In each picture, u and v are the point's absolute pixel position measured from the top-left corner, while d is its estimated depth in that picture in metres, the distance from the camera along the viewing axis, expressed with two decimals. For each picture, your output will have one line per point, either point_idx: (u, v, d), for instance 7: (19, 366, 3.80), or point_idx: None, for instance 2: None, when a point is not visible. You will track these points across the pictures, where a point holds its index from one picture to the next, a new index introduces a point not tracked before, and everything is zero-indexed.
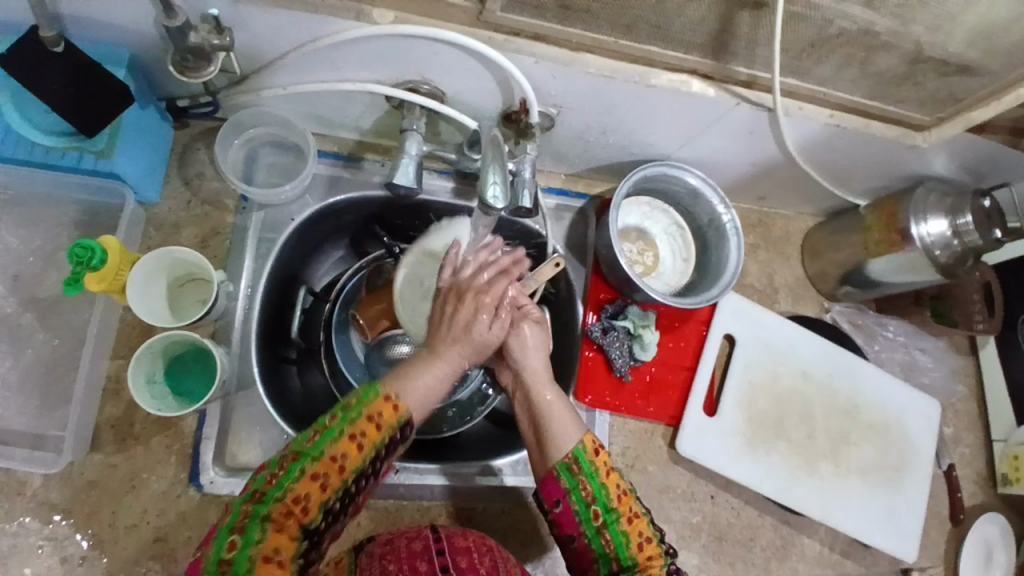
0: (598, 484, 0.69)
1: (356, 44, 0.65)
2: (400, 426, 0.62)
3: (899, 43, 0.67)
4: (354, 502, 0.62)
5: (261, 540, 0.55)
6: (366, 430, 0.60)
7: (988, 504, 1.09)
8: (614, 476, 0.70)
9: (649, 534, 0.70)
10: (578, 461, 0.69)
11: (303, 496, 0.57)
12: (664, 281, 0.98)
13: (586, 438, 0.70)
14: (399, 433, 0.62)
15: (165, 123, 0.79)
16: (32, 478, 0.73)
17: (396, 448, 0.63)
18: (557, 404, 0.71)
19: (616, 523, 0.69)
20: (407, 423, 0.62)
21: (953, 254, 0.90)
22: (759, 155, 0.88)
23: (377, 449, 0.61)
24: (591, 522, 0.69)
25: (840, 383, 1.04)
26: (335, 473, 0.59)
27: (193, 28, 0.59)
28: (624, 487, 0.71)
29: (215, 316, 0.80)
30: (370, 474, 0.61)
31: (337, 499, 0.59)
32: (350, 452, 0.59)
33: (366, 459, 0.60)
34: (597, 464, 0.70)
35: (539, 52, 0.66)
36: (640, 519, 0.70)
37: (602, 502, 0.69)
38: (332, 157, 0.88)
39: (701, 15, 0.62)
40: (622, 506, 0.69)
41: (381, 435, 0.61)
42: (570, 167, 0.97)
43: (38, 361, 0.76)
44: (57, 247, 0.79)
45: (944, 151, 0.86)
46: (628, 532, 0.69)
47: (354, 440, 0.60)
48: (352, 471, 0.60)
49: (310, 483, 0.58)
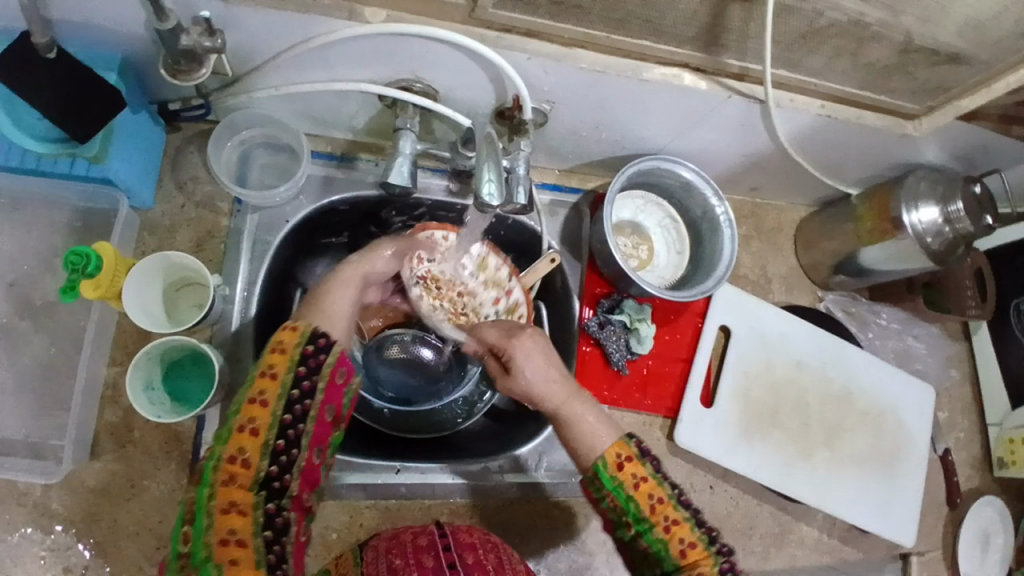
0: (625, 498, 0.66)
1: (348, 43, 0.65)
2: (308, 339, 0.63)
3: (889, 34, 0.67)
4: (304, 432, 0.62)
5: (214, 512, 0.56)
6: (273, 363, 0.61)
7: (983, 487, 1.10)
8: (645, 487, 0.66)
9: (692, 539, 0.64)
10: (599, 476, 0.67)
11: (236, 451, 0.58)
12: (658, 275, 0.98)
13: (606, 455, 0.67)
14: (310, 347, 0.63)
15: (157, 127, 0.79)
16: (34, 487, 0.73)
17: (319, 360, 0.63)
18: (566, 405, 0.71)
19: (651, 532, 0.65)
20: (316, 334, 0.64)
21: (945, 241, 0.90)
22: (751, 147, 0.89)
23: (293, 371, 0.61)
24: (627, 533, 0.67)
25: (835, 371, 1.05)
26: (260, 413, 0.60)
27: (185, 31, 0.59)
28: (659, 494, 0.66)
29: (213, 319, 0.80)
30: (301, 397, 0.61)
31: (274, 439, 0.60)
32: (267, 389, 0.60)
33: (286, 385, 0.61)
34: (621, 477, 0.66)
35: (531, 49, 0.66)
36: (680, 526, 0.65)
37: (632, 513, 0.66)
38: (326, 157, 0.88)
39: (693, 9, 0.62)
40: (656, 515, 0.65)
41: (289, 358, 0.62)
42: (564, 163, 0.97)
43: (37, 369, 0.76)
44: (50, 253, 0.79)
45: (935, 139, 0.86)
46: (666, 540, 0.65)
47: (266, 376, 0.61)
48: (277, 403, 0.60)
49: (239, 435, 0.59)
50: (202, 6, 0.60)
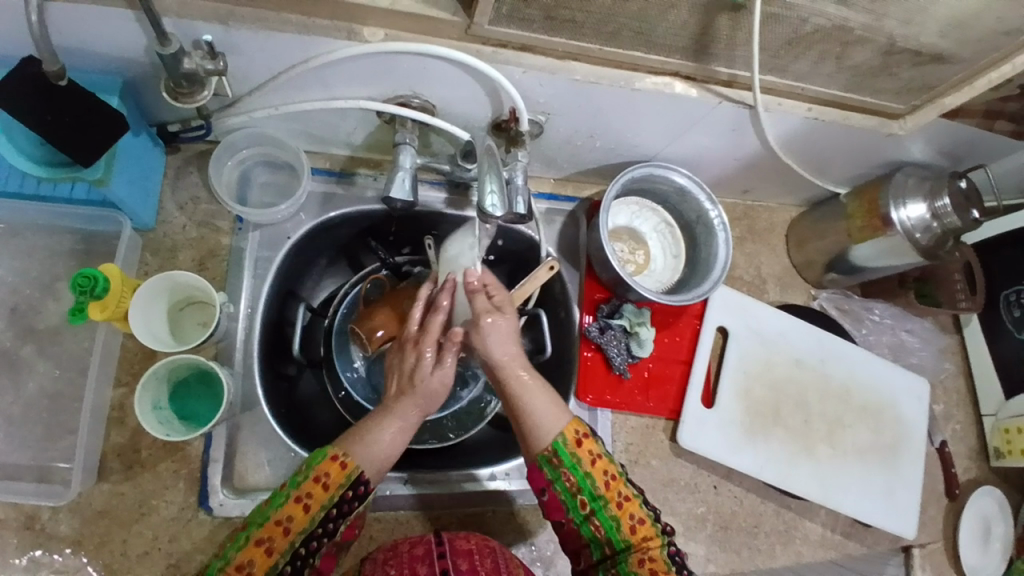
0: (581, 474, 0.70)
1: (347, 62, 0.66)
2: (351, 483, 0.65)
3: (873, 37, 0.69)
4: (310, 563, 0.64)
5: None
6: (312, 492, 0.63)
7: (983, 478, 1.12)
8: (600, 463, 0.71)
9: (640, 515, 0.70)
10: (558, 454, 0.70)
11: (246, 561, 0.60)
12: (656, 279, 1.00)
13: (563, 431, 0.70)
14: (351, 492, 0.65)
15: (157, 148, 0.80)
16: (42, 511, 0.73)
17: (350, 506, 0.65)
18: (535, 395, 0.70)
19: (605, 509, 0.70)
20: (360, 479, 0.65)
21: (933, 237, 0.93)
22: (742, 151, 0.91)
23: (324, 510, 0.64)
24: (579, 509, 0.71)
25: (831, 368, 1.06)
26: (280, 537, 0.62)
27: (186, 54, 0.60)
28: (612, 472, 0.71)
29: (218, 337, 0.80)
30: (320, 535, 0.64)
31: (284, 564, 0.62)
32: (295, 516, 0.63)
33: (313, 521, 0.63)
34: (580, 454, 0.70)
35: (526, 63, 0.68)
36: (630, 502, 0.71)
37: (588, 490, 0.70)
38: (325, 173, 0.89)
39: (682, 20, 0.64)
40: (610, 491, 0.70)
41: (327, 495, 0.64)
42: (559, 172, 0.99)
43: (42, 392, 0.76)
44: (52, 276, 0.79)
45: (921, 137, 0.89)
46: (618, 514, 0.70)
47: (299, 502, 0.63)
48: (299, 534, 0.63)
49: (252, 548, 0.60)
50: (203, 30, 0.61)
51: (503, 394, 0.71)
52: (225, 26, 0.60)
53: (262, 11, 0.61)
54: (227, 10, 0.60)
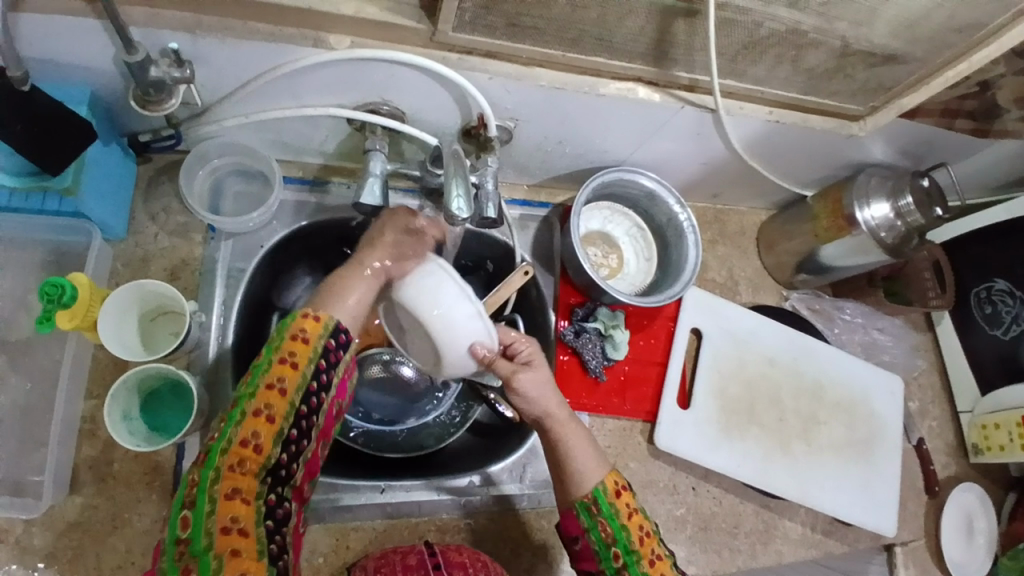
0: (618, 526, 0.71)
1: (315, 70, 0.68)
2: (330, 333, 0.65)
3: (826, 40, 0.72)
4: (315, 424, 0.64)
5: (218, 493, 0.57)
6: (294, 350, 0.62)
7: (959, 473, 1.14)
8: (636, 519, 0.72)
9: (671, 575, 0.71)
10: (598, 503, 0.71)
11: (250, 436, 0.60)
12: (629, 282, 1.01)
13: (604, 480, 0.72)
14: (331, 342, 0.65)
15: (128, 159, 0.81)
16: (14, 525, 0.72)
17: (337, 356, 0.65)
18: (579, 441, 0.73)
19: (638, 564, 0.71)
20: (337, 329, 0.65)
21: (898, 235, 0.95)
22: (709, 155, 0.93)
23: (314, 364, 0.63)
24: (611, 562, 0.71)
25: (805, 367, 1.08)
26: (277, 401, 0.61)
27: (154, 63, 0.61)
28: (646, 528, 0.73)
29: (189, 347, 0.80)
30: (317, 391, 0.64)
31: (289, 428, 0.62)
32: (286, 375, 0.62)
33: (306, 376, 0.63)
34: (618, 506, 0.72)
35: (492, 69, 0.70)
36: (661, 561, 0.72)
37: (623, 543, 0.71)
38: (298, 182, 0.89)
39: (640, 26, 0.66)
40: (643, 547, 0.71)
41: (311, 349, 0.63)
42: (531, 178, 1.00)
43: (14, 406, 0.75)
44: (22, 289, 0.79)
45: (880, 138, 0.91)
46: (649, 572, 0.70)
47: (285, 363, 0.62)
48: (296, 392, 0.62)
49: (255, 419, 0.60)
50: (170, 39, 0.62)
51: (548, 447, 0.74)
52: (193, 35, 0.61)
53: (228, 20, 0.62)
54: (195, 19, 0.61)
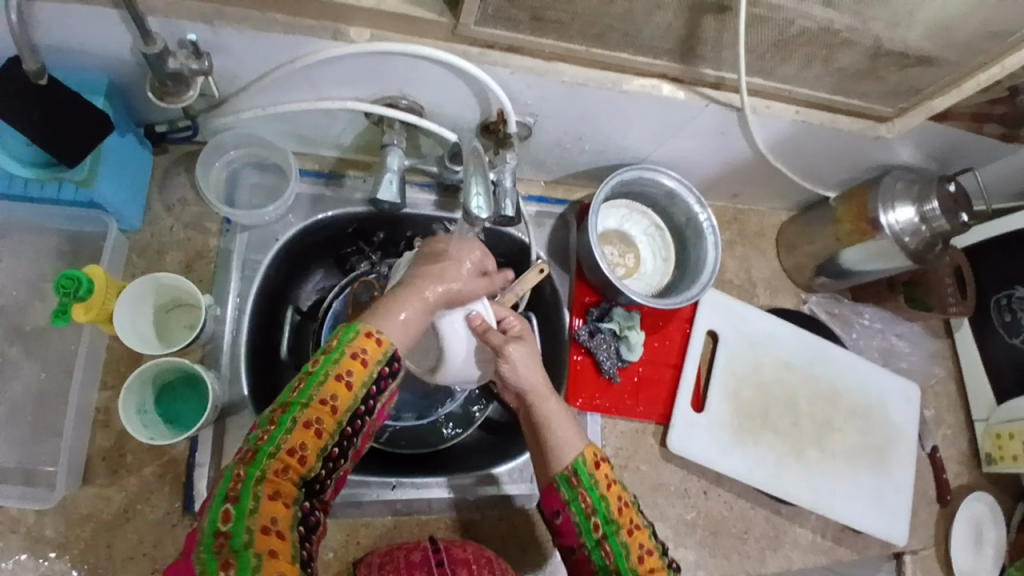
0: (597, 496, 0.69)
1: (333, 62, 0.66)
2: (387, 360, 0.63)
3: (860, 39, 0.70)
4: (353, 443, 0.63)
5: (260, 496, 0.56)
6: (352, 368, 0.61)
7: (973, 482, 1.12)
8: (617, 490, 0.69)
9: (651, 546, 0.68)
10: (578, 474, 0.69)
11: (300, 447, 0.58)
12: (646, 282, 1.00)
13: (585, 451, 0.70)
14: (387, 368, 0.63)
15: (145, 149, 0.80)
16: (25, 514, 0.72)
17: (388, 381, 0.64)
18: (558, 413, 0.71)
19: (617, 534, 0.68)
20: (393, 357, 0.64)
21: (922, 240, 0.93)
22: (732, 154, 0.91)
23: (366, 387, 0.62)
24: (591, 533, 0.69)
25: (822, 372, 1.06)
26: (327, 417, 0.60)
27: (172, 54, 0.60)
28: (626, 499, 0.70)
29: (203, 340, 0.80)
30: (363, 413, 0.63)
31: (333, 445, 0.61)
32: (339, 393, 0.61)
33: (357, 397, 0.62)
34: (599, 477, 0.69)
35: (514, 63, 0.68)
36: (641, 531, 0.69)
37: (602, 513, 0.68)
38: (314, 175, 0.89)
39: (668, 22, 0.65)
40: (623, 517, 0.69)
41: (368, 373, 0.62)
42: (549, 175, 0.99)
43: (27, 395, 0.75)
44: (38, 277, 0.78)
45: (909, 140, 0.89)
46: (629, 543, 0.68)
47: (341, 380, 0.61)
48: (345, 411, 0.61)
49: (304, 431, 0.59)
50: (188, 29, 0.61)
51: (529, 419, 0.72)
52: (211, 25, 0.60)
53: (247, 10, 0.61)
54: (213, 9, 0.60)
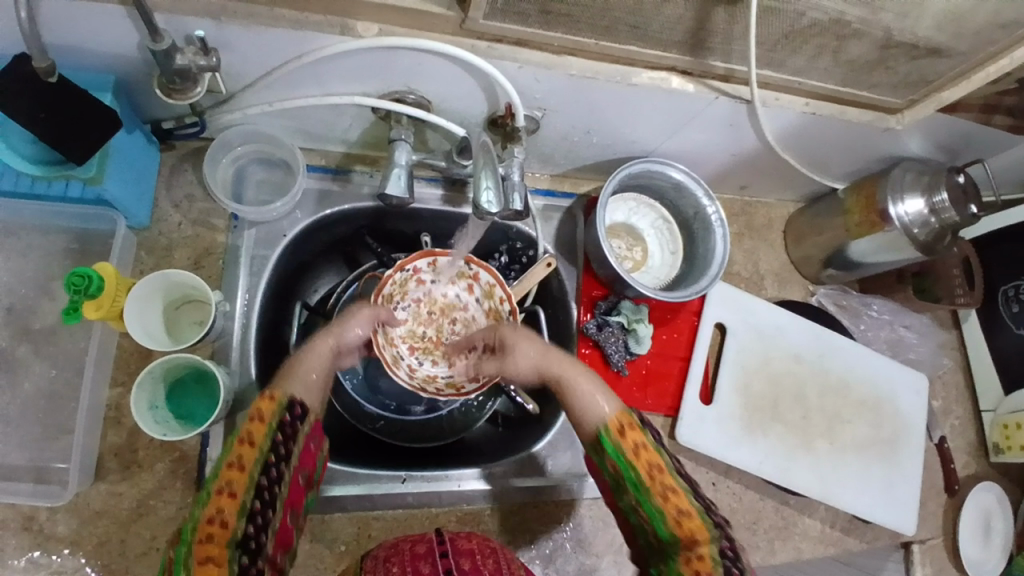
0: (624, 462, 0.68)
1: (340, 58, 0.66)
2: (285, 408, 0.64)
3: (870, 31, 0.69)
4: (279, 494, 0.62)
5: (190, 568, 0.55)
6: (252, 429, 0.62)
7: (982, 472, 1.12)
8: (645, 454, 0.67)
9: (689, 509, 0.65)
10: (602, 442, 0.69)
11: (215, 512, 0.58)
12: (654, 275, 1.00)
13: (609, 419, 0.69)
14: (288, 415, 0.64)
15: (152, 146, 0.80)
16: (39, 511, 0.73)
17: (294, 428, 0.64)
18: (573, 367, 0.72)
19: (648, 499, 0.66)
20: (293, 402, 0.64)
21: (931, 231, 0.92)
22: (740, 147, 0.91)
23: (271, 438, 0.62)
24: (626, 497, 0.69)
25: (830, 364, 1.06)
26: (238, 476, 0.60)
27: (180, 50, 0.60)
28: (660, 463, 0.67)
29: (214, 336, 0.80)
30: (276, 462, 0.62)
31: (253, 500, 0.60)
32: (245, 453, 0.60)
33: (264, 449, 0.61)
34: (623, 443, 0.68)
35: (522, 58, 0.68)
36: (677, 495, 0.66)
37: (632, 479, 0.67)
38: (321, 171, 0.88)
39: (678, 14, 0.64)
40: (653, 481, 0.67)
41: (268, 426, 0.62)
42: (555, 169, 0.98)
43: (38, 393, 0.76)
44: (46, 276, 0.79)
45: (918, 131, 0.88)
46: (661, 507, 0.66)
47: (244, 442, 0.61)
48: (255, 466, 0.60)
49: (218, 498, 0.58)
50: (196, 26, 0.61)
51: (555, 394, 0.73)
52: (218, 21, 0.60)
53: (255, 6, 0.61)
54: (221, 5, 0.60)
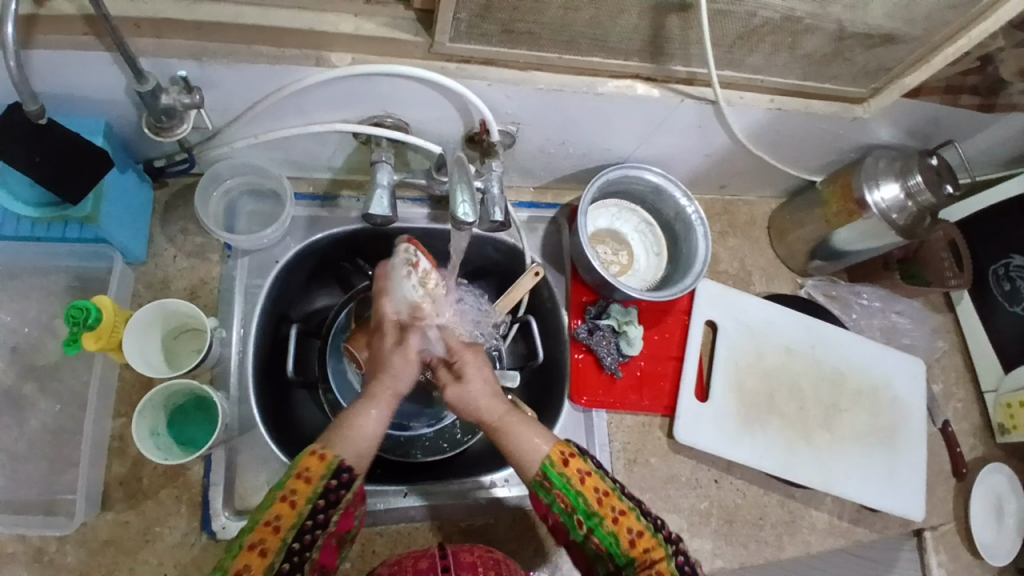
0: (573, 494, 0.68)
1: (320, 87, 0.70)
2: (332, 472, 0.63)
3: (821, 25, 0.72)
4: (309, 559, 0.62)
5: None
6: (295, 488, 0.62)
7: (989, 454, 1.12)
8: (592, 482, 0.68)
9: (640, 528, 0.68)
10: (547, 478, 0.68)
11: (241, 569, 0.58)
12: (640, 277, 1.02)
13: (552, 452, 0.68)
14: (334, 481, 0.63)
15: (145, 185, 0.83)
16: (49, 543, 0.75)
17: (340, 495, 0.63)
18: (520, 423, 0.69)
19: (601, 525, 0.68)
20: (340, 467, 0.63)
21: (909, 215, 0.94)
22: (712, 147, 0.93)
23: (312, 503, 0.62)
24: (578, 531, 0.69)
25: (823, 354, 1.07)
26: (271, 537, 0.60)
27: (164, 91, 0.64)
28: (604, 488, 0.68)
29: (211, 363, 0.82)
30: (312, 528, 0.62)
31: (280, 563, 0.60)
32: (283, 513, 0.61)
33: (302, 514, 0.62)
34: (568, 475, 0.68)
35: (490, 75, 0.71)
36: (626, 516, 0.68)
37: (583, 510, 0.68)
38: (309, 198, 0.92)
39: (634, 24, 0.67)
40: (603, 508, 0.68)
41: (312, 489, 0.62)
42: (537, 181, 1.02)
43: (44, 428, 0.78)
44: (49, 315, 0.82)
45: (885, 119, 0.91)
46: (615, 531, 0.67)
47: (285, 500, 0.62)
48: (289, 529, 0.61)
49: (247, 554, 0.59)
50: (179, 67, 0.65)
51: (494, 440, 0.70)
52: (199, 61, 0.64)
53: (232, 44, 0.64)
54: (201, 45, 0.64)
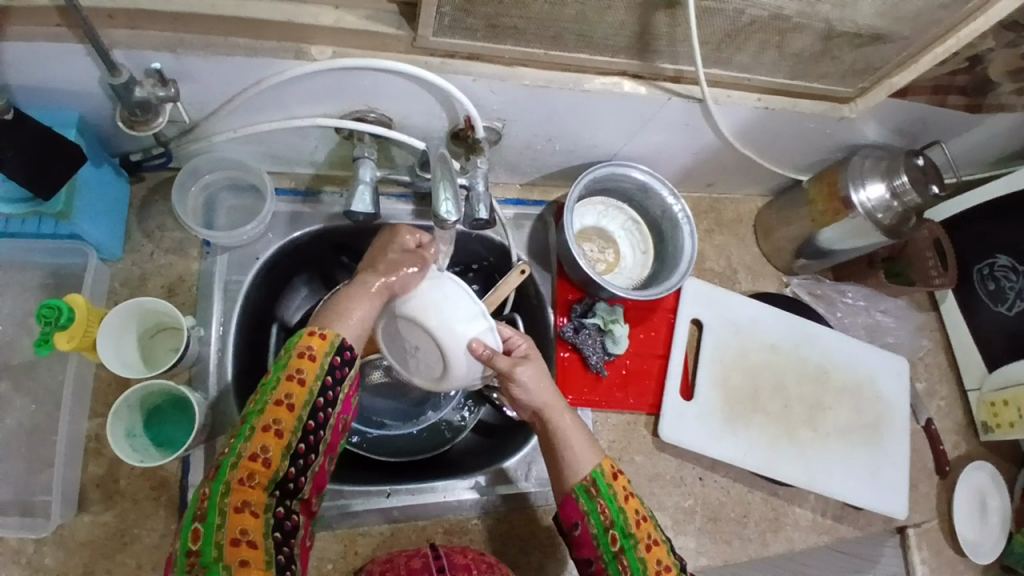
0: (615, 508, 0.71)
1: (302, 81, 0.68)
2: (336, 350, 0.67)
3: (809, 24, 0.71)
4: (321, 437, 0.67)
5: (228, 506, 0.60)
6: (302, 367, 0.65)
7: (970, 451, 1.13)
8: (633, 503, 0.71)
9: (669, 562, 0.69)
10: (595, 484, 0.71)
11: (261, 449, 0.62)
12: (627, 275, 1.01)
13: (602, 462, 0.73)
14: (337, 359, 0.67)
15: (121, 179, 0.81)
16: (26, 545, 0.73)
17: (343, 372, 0.68)
18: (573, 427, 0.74)
19: (633, 547, 0.70)
20: (343, 346, 0.68)
21: (896, 215, 0.94)
22: (700, 145, 0.93)
23: (321, 381, 0.66)
24: (608, 547, 0.70)
25: (808, 352, 1.08)
26: (286, 415, 0.64)
27: (138, 83, 0.62)
28: (643, 513, 0.72)
29: (190, 362, 0.81)
30: (323, 406, 0.67)
31: (296, 442, 0.65)
32: (293, 392, 0.65)
33: (313, 392, 0.66)
34: (615, 488, 0.71)
35: (475, 71, 0.70)
36: (658, 546, 0.70)
37: (619, 526, 0.70)
38: (291, 193, 0.90)
39: (621, 21, 0.66)
40: (640, 531, 0.70)
41: (318, 367, 0.66)
42: (523, 178, 1.01)
43: (19, 427, 0.76)
44: (24, 311, 0.80)
45: (872, 119, 0.91)
46: (645, 557, 0.69)
47: (293, 379, 0.65)
48: (303, 408, 0.65)
49: (264, 434, 0.63)
50: (153, 58, 0.63)
51: (544, 432, 0.75)
52: (175, 54, 0.62)
53: (211, 37, 0.63)
54: (178, 37, 0.62)
